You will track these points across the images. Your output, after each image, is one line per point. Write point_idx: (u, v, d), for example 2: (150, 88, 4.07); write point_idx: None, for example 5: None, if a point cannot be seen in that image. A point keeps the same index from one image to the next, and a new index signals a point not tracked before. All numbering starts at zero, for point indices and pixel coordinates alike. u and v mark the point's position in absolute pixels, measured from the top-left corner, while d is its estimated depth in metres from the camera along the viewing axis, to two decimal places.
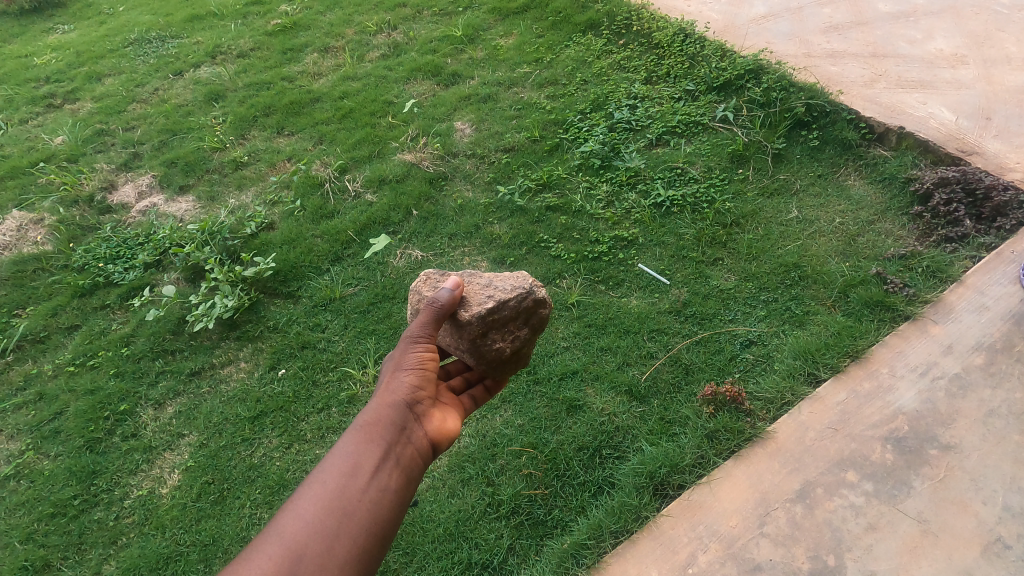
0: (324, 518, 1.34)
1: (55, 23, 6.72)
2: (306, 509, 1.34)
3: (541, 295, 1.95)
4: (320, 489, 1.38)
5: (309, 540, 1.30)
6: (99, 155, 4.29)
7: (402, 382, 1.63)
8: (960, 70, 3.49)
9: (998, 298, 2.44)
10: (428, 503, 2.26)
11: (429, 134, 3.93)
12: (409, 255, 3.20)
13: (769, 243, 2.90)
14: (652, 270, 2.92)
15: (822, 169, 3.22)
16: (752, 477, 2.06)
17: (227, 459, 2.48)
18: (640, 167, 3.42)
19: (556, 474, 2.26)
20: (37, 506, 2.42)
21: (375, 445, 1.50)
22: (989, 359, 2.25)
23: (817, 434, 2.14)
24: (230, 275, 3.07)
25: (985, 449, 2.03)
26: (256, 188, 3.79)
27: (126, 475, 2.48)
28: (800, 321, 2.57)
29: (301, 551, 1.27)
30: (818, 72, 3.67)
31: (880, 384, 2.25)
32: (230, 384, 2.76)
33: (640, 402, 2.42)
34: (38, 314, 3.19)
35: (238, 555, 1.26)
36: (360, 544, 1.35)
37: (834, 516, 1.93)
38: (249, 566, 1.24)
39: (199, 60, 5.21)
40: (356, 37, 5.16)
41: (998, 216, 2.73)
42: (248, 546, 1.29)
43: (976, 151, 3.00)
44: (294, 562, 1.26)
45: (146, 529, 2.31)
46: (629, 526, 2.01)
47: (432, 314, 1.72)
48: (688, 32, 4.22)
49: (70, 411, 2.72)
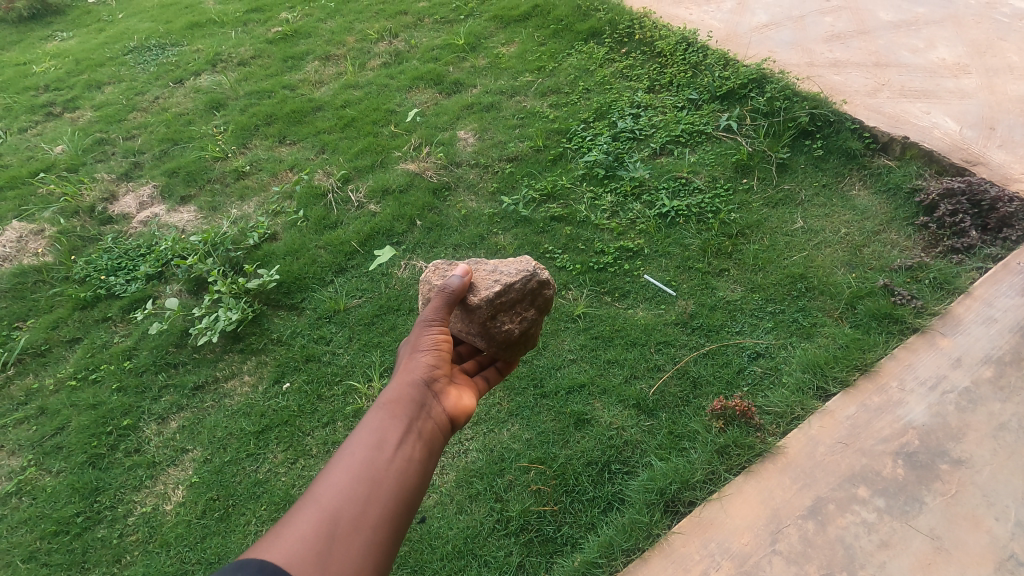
0: (356, 485, 1.36)
1: (54, 31, 6.70)
2: (337, 478, 1.36)
3: (544, 277, 2.06)
4: (349, 460, 1.41)
5: (343, 505, 1.31)
6: (100, 164, 4.27)
7: (420, 363, 1.71)
8: (963, 80, 3.50)
9: (1006, 310, 2.43)
10: (436, 519, 2.24)
11: (432, 143, 3.93)
12: (413, 266, 3.19)
13: (775, 254, 2.90)
14: (658, 282, 2.91)
15: (827, 179, 3.22)
16: (763, 493, 2.04)
17: (232, 475, 2.45)
18: (644, 177, 3.41)
19: (564, 490, 2.24)
20: (39, 524, 2.39)
21: (398, 419, 1.54)
22: (999, 372, 2.24)
23: (827, 448, 2.12)
24: (233, 287, 3.05)
25: (996, 463, 2.00)
26: (258, 198, 3.78)
27: (129, 491, 2.45)
28: (808, 333, 2.55)
29: (336, 516, 1.29)
30: (821, 81, 3.68)
31: (890, 398, 2.23)
32: (234, 398, 2.74)
33: (648, 415, 2.41)
34: (39, 326, 3.16)
35: (277, 521, 1.27)
36: (391, 510, 1.37)
37: (847, 533, 1.91)
38: (287, 531, 1.24)
39: (199, 68, 5.19)
40: (358, 45, 5.16)
41: (1004, 227, 2.73)
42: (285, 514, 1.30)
43: (980, 162, 3.01)
44: (330, 526, 1.27)
45: (150, 547, 2.27)
46: (641, 544, 2.00)
47: (444, 298, 1.80)
48: (690, 41, 4.23)
49: (72, 427, 2.69)
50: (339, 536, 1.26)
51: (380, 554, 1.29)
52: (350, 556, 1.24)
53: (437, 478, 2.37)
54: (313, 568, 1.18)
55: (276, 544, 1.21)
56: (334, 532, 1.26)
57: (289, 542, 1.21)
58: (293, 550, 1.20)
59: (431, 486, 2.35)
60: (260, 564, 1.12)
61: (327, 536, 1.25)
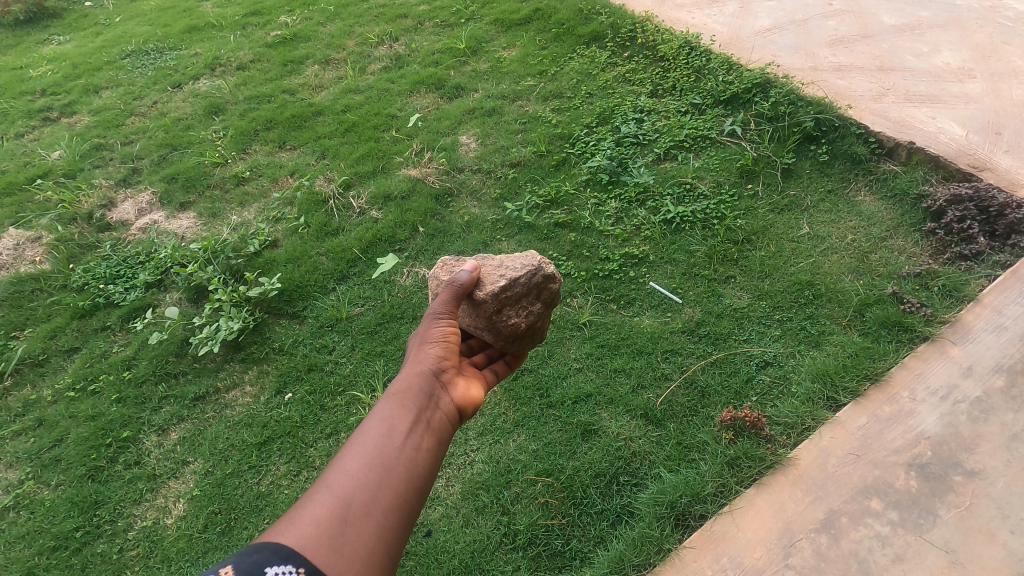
0: (367, 471, 1.34)
1: (50, 34, 6.65)
2: (349, 464, 1.34)
3: (550, 271, 2.02)
4: (360, 447, 1.38)
5: (355, 491, 1.29)
6: (97, 170, 4.23)
7: (429, 353, 1.67)
8: (968, 84, 3.49)
9: (1015, 318, 2.40)
10: (443, 532, 2.21)
11: (434, 148, 3.90)
12: (416, 273, 3.16)
13: (782, 260, 2.87)
14: (664, 289, 2.88)
15: (832, 184, 3.20)
16: (775, 506, 2.02)
17: (234, 488, 2.41)
18: (648, 183, 3.39)
19: (572, 502, 2.21)
20: (38, 539, 2.34)
21: (408, 408, 1.51)
22: (1010, 381, 2.21)
23: (839, 460, 2.10)
24: (234, 295, 3.01)
25: (1010, 475, 1.97)
26: (258, 204, 3.74)
27: (129, 505, 2.41)
28: (817, 341, 2.52)
29: (348, 501, 1.27)
30: (825, 85, 3.66)
31: (901, 408, 2.21)
32: (235, 409, 2.70)
33: (656, 426, 2.38)
34: (36, 336, 3.12)
35: (290, 507, 1.26)
36: (403, 496, 1.34)
37: (860, 547, 1.88)
38: (301, 515, 1.23)
39: (198, 72, 5.15)
40: (358, 49, 5.13)
41: (1012, 233, 2.70)
42: (297, 500, 1.29)
43: (987, 167, 2.99)
44: (343, 510, 1.25)
45: (151, 562, 2.23)
46: (652, 559, 1.97)
47: (452, 291, 1.80)
48: (693, 45, 4.21)
49: (71, 438, 2.65)
50: (351, 521, 1.24)
51: (391, 540, 1.28)
52: (362, 541, 1.23)
53: (443, 490, 2.34)
54: (326, 552, 1.18)
55: (290, 528, 1.20)
56: (346, 517, 1.24)
57: (302, 525, 1.21)
58: (306, 533, 1.19)
59: (437, 498, 2.31)
60: (275, 547, 1.13)
61: (340, 521, 1.23)
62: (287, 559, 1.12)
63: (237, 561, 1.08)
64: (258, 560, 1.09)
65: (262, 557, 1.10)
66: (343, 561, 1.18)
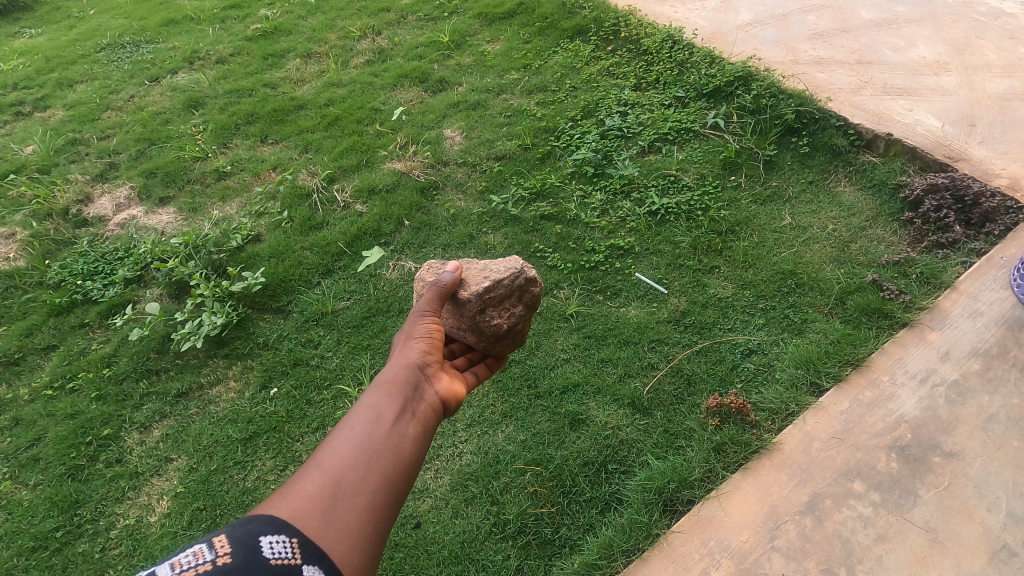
0: (357, 452, 1.33)
1: (21, 27, 6.48)
2: (340, 446, 1.33)
3: (531, 273, 2.02)
4: (349, 431, 1.37)
5: (345, 470, 1.28)
6: (73, 165, 4.14)
7: (413, 348, 1.66)
8: (943, 77, 3.56)
9: (991, 303, 2.45)
10: (433, 523, 2.20)
11: (418, 141, 3.89)
12: (402, 267, 3.13)
13: (765, 251, 2.91)
14: (650, 279, 2.90)
15: (813, 176, 3.24)
16: (761, 490, 2.04)
17: (219, 484, 2.37)
18: (633, 175, 3.40)
19: (562, 491, 2.22)
20: (16, 540, 2.29)
21: (394, 397, 1.49)
22: (986, 364, 2.26)
23: (822, 444, 2.13)
24: (217, 291, 2.99)
25: (986, 455, 2.02)
26: (240, 199, 3.69)
27: (111, 504, 2.36)
28: (799, 329, 2.56)
29: (338, 479, 1.26)
30: (806, 79, 3.71)
31: (881, 393, 2.24)
32: (219, 405, 2.66)
33: (644, 414, 2.39)
34: (11, 335, 3.04)
35: (280, 486, 1.24)
36: (391, 479, 1.33)
37: (844, 528, 1.91)
38: (292, 491, 1.22)
39: (176, 66, 5.07)
40: (340, 42, 5.08)
41: (987, 222, 2.78)
42: (288, 479, 1.26)
43: (962, 158, 3.06)
44: (334, 487, 1.24)
45: (135, 560, 2.19)
46: (641, 544, 1.99)
47: (437, 291, 1.81)
48: (676, 38, 4.24)
49: (49, 437, 2.60)
50: (341, 498, 1.23)
51: (380, 518, 1.27)
52: (353, 516, 1.22)
53: (431, 482, 2.33)
54: (318, 525, 1.17)
55: (282, 503, 1.19)
56: (337, 493, 1.24)
57: (294, 500, 1.20)
58: (298, 507, 1.18)
59: (426, 490, 2.31)
60: (268, 519, 1.12)
61: (331, 497, 1.22)
62: (280, 530, 1.10)
63: (230, 531, 1.06)
64: (252, 530, 1.08)
65: (255, 528, 1.09)
66: (333, 535, 1.17)
